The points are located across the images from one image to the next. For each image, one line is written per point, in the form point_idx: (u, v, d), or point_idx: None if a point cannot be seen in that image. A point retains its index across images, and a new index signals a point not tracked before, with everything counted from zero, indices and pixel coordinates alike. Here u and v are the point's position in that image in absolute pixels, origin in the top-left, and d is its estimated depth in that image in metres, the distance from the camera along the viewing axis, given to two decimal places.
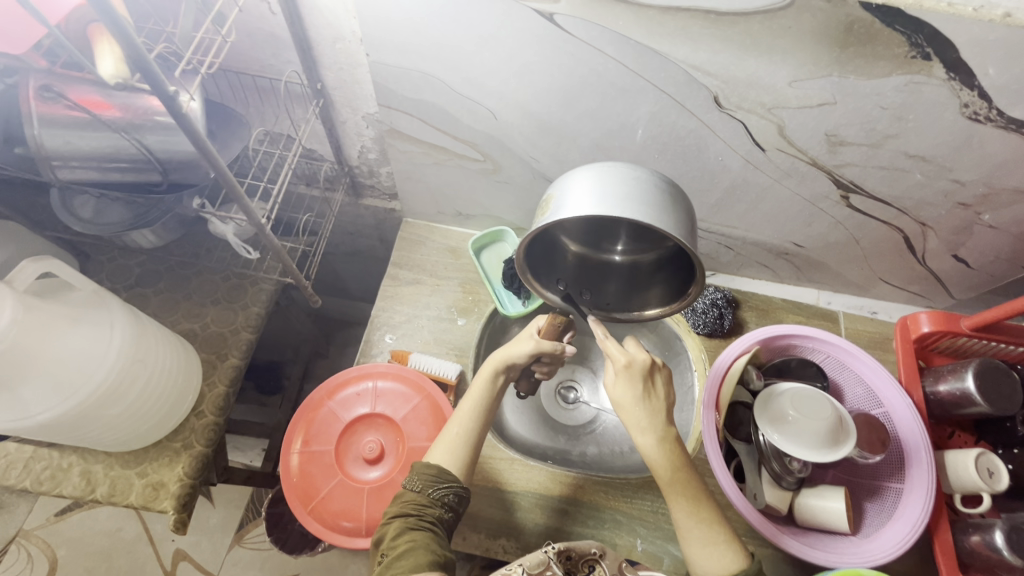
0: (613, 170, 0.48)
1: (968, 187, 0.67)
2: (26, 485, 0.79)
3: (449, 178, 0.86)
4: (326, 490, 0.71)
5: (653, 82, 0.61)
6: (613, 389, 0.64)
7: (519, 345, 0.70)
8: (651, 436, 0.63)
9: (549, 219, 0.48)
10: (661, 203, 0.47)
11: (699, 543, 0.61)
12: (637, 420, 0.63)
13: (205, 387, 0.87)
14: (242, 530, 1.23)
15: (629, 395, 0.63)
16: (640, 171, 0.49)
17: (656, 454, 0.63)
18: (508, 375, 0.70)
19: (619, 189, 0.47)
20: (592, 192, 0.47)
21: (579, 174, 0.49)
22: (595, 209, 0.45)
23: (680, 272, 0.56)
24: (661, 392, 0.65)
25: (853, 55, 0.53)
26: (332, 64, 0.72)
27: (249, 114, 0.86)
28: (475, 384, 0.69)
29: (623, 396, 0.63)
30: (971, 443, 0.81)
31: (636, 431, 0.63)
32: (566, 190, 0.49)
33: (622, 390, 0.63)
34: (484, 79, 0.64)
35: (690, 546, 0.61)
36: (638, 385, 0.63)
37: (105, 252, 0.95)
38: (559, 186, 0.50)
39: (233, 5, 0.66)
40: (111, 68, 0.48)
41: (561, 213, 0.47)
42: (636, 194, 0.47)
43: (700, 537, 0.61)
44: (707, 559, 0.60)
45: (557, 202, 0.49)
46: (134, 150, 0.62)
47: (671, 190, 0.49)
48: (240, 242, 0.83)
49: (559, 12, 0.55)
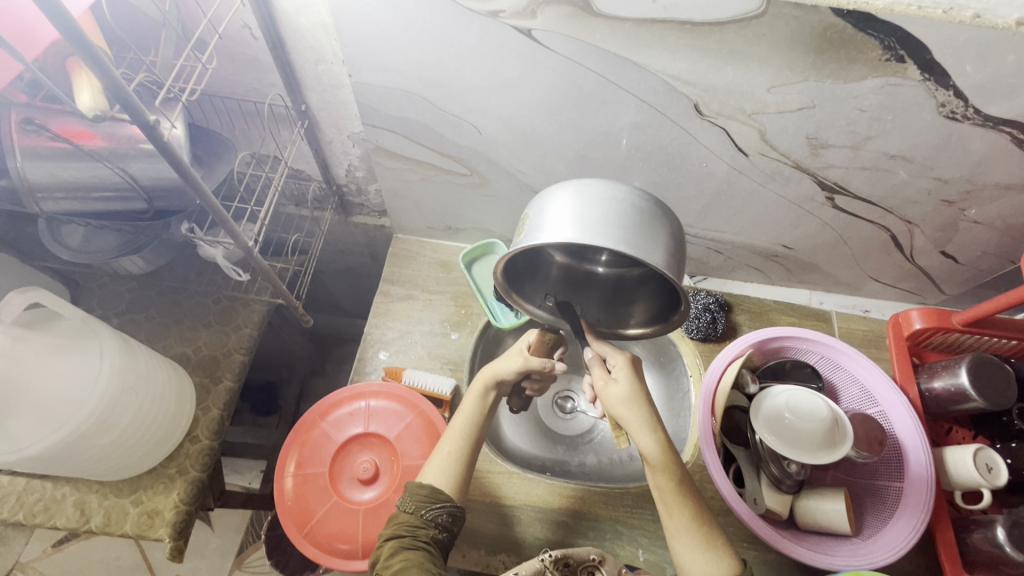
0: (592, 190, 0.48)
1: (951, 184, 0.68)
2: (19, 518, 0.78)
3: (438, 194, 0.86)
4: (321, 513, 0.70)
5: (634, 93, 0.61)
6: (619, 386, 0.62)
7: (507, 361, 0.69)
8: (653, 437, 0.61)
9: (525, 243, 0.48)
10: (640, 226, 0.46)
11: (695, 548, 0.59)
12: (636, 418, 0.61)
13: (199, 412, 0.87)
14: (242, 554, 1.21)
15: (626, 395, 0.61)
16: (621, 190, 0.48)
17: (657, 455, 0.60)
18: (498, 391, 0.70)
19: (594, 214, 0.46)
20: (568, 216, 0.46)
21: (557, 193, 0.49)
22: (569, 237, 0.45)
23: (662, 294, 0.56)
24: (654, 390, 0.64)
25: (829, 60, 0.54)
26: (316, 86, 0.73)
27: (234, 137, 0.87)
28: (466, 403, 0.69)
29: (619, 392, 0.61)
30: (969, 439, 0.81)
31: (636, 431, 0.61)
32: (543, 212, 0.49)
33: (625, 387, 0.61)
34: (466, 96, 0.65)
35: (686, 552, 0.59)
36: (636, 384, 0.62)
37: (95, 279, 0.95)
38: (538, 204, 0.50)
39: (213, 32, 0.66)
40: (88, 100, 0.51)
41: (536, 238, 0.47)
42: (614, 218, 0.46)
43: (700, 539, 0.59)
44: (700, 565, 0.57)
45: (534, 223, 0.49)
46: (118, 178, 0.63)
47: (652, 210, 0.47)
48: (229, 265, 0.84)
49: (537, 27, 0.55)
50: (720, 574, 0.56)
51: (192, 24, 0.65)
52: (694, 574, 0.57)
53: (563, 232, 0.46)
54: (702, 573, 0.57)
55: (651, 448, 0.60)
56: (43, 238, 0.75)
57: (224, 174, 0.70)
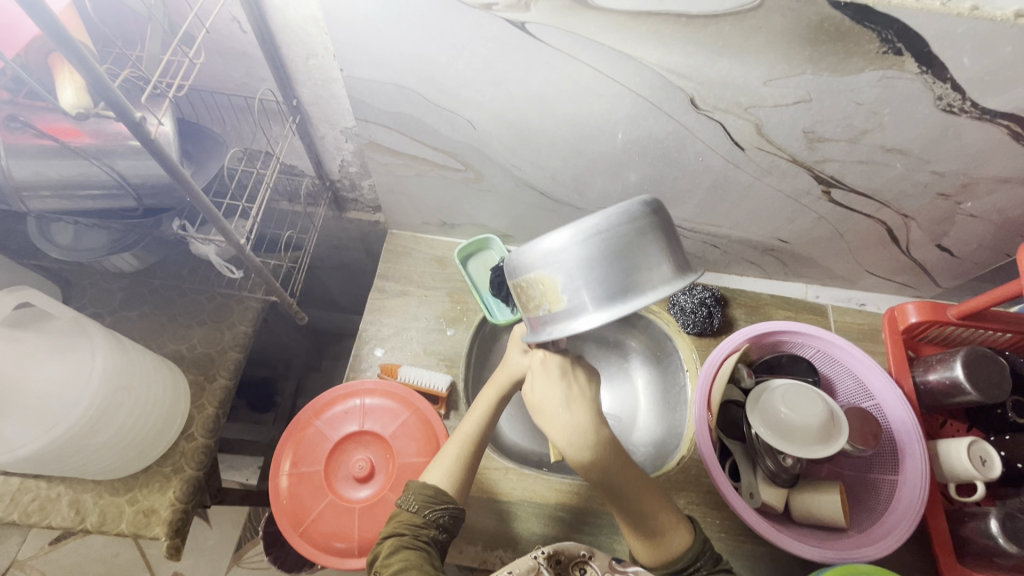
0: (601, 240, 0.49)
1: (947, 178, 0.68)
2: (14, 517, 0.78)
3: (432, 189, 0.86)
4: (317, 512, 0.70)
5: (629, 87, 0.61)
6: (535, 388, 0.65)
7: (515, 363, 0.71)
8: (582, 444, 0.61)
9: (572, 324, 0.51)
10: (656, 252, 0.50)
11: (639, 537, 0.62)
12: (550, 418, 0.63)
13: (193, 410, 0.86)
14: (240, 549, 1.22)
15: (540, 391, 0.65)
16: (617, 215, 0.50)
17: (587, 462, 0.61)
18: (509, 396, 0.72)
19: (614, 268, 0.49)
20: (600, 284, 0.50)
21: (566, 253, 0.50)
22: (616, 310, 0.49)
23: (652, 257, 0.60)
24: (584, 387, 0.65)
25: (825, 53, 0.53)
26: (307, 81, 0.72)
27: (226, 133, 0.86)
28: (476, 408, 0.71)
29: (537, 388, 0.65)
30: (963, 431, 0.81)
31: (552, 430, 0.63)
32: (566, 278, 0.51)
33: (543, 388, 0.64)
34: (459, 90, 0.64)
35: (635, 537, 0.62)
36: (554, 380, 0.65)
37: (87, 277, 0.94)
38: (552, 269, 0.51)
39: (200, 26, 0.65)
40: (71, 97, 0.50)
41: (585, 318, 0.50)
42: (636, 263, 0.50)
43: (649, 526, 0.61)
44: (658, 544, 0.61)
45: (567, 295, 0.51)
46: (105, 176, 0.62)
47: (651, 219, 0.51)
48: (222, 262, 0.83)
49: (530, 20, 0.54)
50: (676, 547, 0.60)
51: (179, 18, 0.64)
52: (650, 552, 0.61)
53: (606, 305, 0.50)
54: (661, 550, 0.60)
55: (579, 455, 0.62)
56: (33, 236, 0.74)
57: (215, 170, 0.69)
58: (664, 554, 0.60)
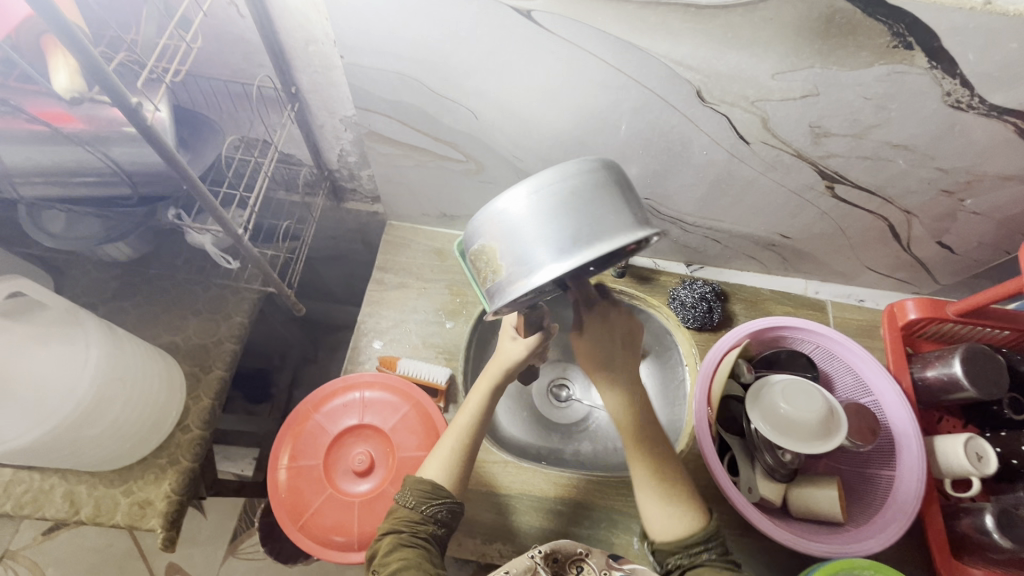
0: (541, 200, 0.50)
1: (951, 174, 0.67)
2: (6, 509, 0.77)
3: (432, 180, 0.85)
4: (316, 505, 0.70)
5: (635, 78, 0.60)
6: (588, 343, 0.65)
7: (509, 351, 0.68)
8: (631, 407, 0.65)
9: (517, 287, 0.50)
10: (600, 210, 0.50)
11: (659, 505, 0.62)
12: (603, 381, 0.65)
13: (189, 402, 0.85)
14: (237, 540, 1.21)
15: (597, 348, 0.65)
16: (555, 176, 0.51)
17: (630, 425, 0.65)
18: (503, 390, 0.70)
19: (555, 225, 0.49)
20: (544, 242, 0.49)
21: (506, 216, 0.51)
22: (559, 265, 0.48)
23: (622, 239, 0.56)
24: (631, 352, 0.67)
25: (834, 46, 0.52)
26: (306, 68, 0.70)
27: (223, 121, 0.85)
28: (470, 398, 0.69)
29: (592, 347, 0.65)
30: (959, 427, 0.82)
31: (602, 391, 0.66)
32: (506, 242, 0.51)
33: (598, 349, 0.65)
34: (461, 79, 0.63)
35: (652, 505, 0.62)
36: (610, 340, 0.65)
37: (80, 267, 0.92)
38: (495, 234, 0.52)
39: (197, 10, 0.63)
40: (64, 80, 0.48)
41: (529, 279, 0.49)
42: (579, 218, 0.49)
43: (666, 498, 0.62)
44: (666, 518, 0.61)
45: (511, 258, 0.50)
46: (100, 163, 0.61)
47: (593, 181, 0.51)
48: (218, 252, 0.82)
49: (537, 9, 0.53)
50: (686, 524, 0.60)
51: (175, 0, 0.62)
52: (664, 527, 0.60)
53: (549, 261, 0.48)
54: (669, 525, 0.60)
55: (625, 419, 0.65)
56: (24, 223, 0.72)
57: (211, 158, 0.68)
58: (673, 530, 0.60)
